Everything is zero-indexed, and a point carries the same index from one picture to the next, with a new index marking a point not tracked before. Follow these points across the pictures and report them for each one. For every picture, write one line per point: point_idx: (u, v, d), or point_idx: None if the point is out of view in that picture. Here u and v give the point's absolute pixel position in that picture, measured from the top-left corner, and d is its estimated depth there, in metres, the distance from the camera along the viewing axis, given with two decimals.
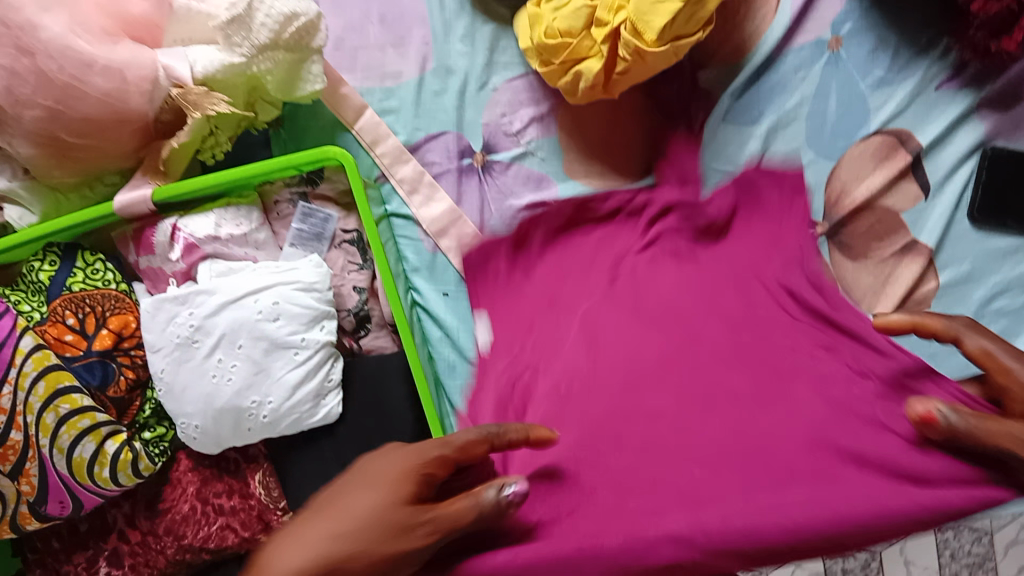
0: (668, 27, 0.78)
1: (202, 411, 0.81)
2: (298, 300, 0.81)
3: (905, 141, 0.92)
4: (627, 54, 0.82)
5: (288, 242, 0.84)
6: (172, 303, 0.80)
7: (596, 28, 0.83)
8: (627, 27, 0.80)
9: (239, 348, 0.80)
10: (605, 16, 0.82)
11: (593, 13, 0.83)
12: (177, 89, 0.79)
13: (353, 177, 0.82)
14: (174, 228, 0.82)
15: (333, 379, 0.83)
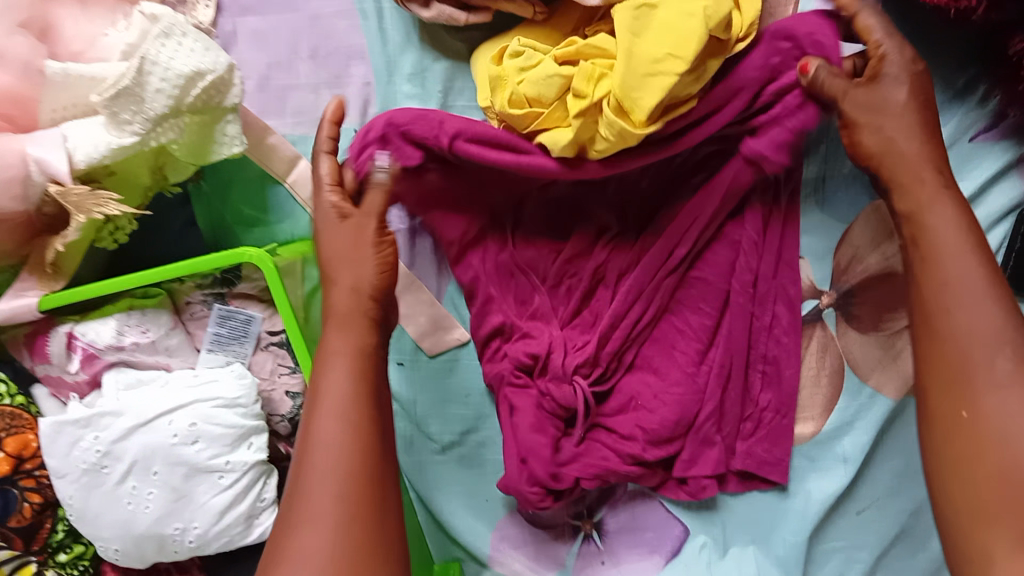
0: (660, 103, 0.65)
1: (120, 536, 0.72)
2: (219, 420, 0.71)
3: None
4: (610, 133, 0.68)
5: (204, 346, 0.73)
6: (74, 426, 0.70)
7: (572, 100, 0.68)
8: (609, 102, 0.67)
9: (154, 474, 0.71)
10: (584, 88, 0.68)
11: (568, 81, 0.68)
12: (55, 188, 0.65)
13: (273, 282, 0.69)
14: (70, 338, 0.70)
15: (267, 497, 0.74)
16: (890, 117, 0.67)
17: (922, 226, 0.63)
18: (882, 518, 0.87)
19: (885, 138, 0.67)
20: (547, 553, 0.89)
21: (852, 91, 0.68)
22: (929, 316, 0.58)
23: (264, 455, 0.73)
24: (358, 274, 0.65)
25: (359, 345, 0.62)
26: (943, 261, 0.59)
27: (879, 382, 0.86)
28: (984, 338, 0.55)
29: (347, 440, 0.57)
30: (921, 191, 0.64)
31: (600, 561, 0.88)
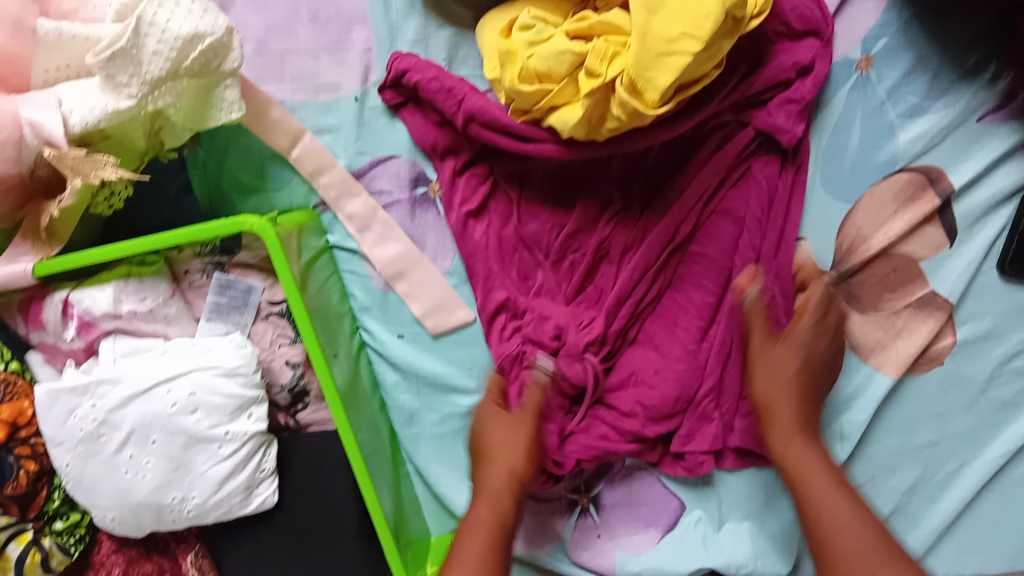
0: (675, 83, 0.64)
1: (117, 505, 0.72)
2: (219, 391, 0.70)
3: (935, 180, 0.79)
4: (620, 113, 0.67)
5: (204, 316, 0.71)
6: (70, 394, 0.69)
7: (584, 77, 0.66)
8: (621, 82, 0.65)
9: (153, 443, 0.70)
10: (597, 66, 0.66)
11: (581, 58, 0.66)
12: (50, 152, 0.63)
13: (275, 253, 0.68)
14: (66, 304, 0.69)
15: (267, 467, 0.74)
16: (788, 365, 0.73)
17: (792, 450, 0.70)
18: (880, 496, 0.88)
19: (788, 376, 0.73)
20: (545, 524, 0.92)
21: (760, 341, 0.75)
22: (813, 525, 0.65)
23: (264, 425, 0.72)
24: (507, 451, 0.74)
25: (505, 496, 0.71)
26: (809, 479, 0.68)
27: (879, 361, 0.84)
28: (837, 510, 0.65)
29: (488, 531, 0.68)
30: (781, 381, 0.73)
31: (597, 532, 0.92)
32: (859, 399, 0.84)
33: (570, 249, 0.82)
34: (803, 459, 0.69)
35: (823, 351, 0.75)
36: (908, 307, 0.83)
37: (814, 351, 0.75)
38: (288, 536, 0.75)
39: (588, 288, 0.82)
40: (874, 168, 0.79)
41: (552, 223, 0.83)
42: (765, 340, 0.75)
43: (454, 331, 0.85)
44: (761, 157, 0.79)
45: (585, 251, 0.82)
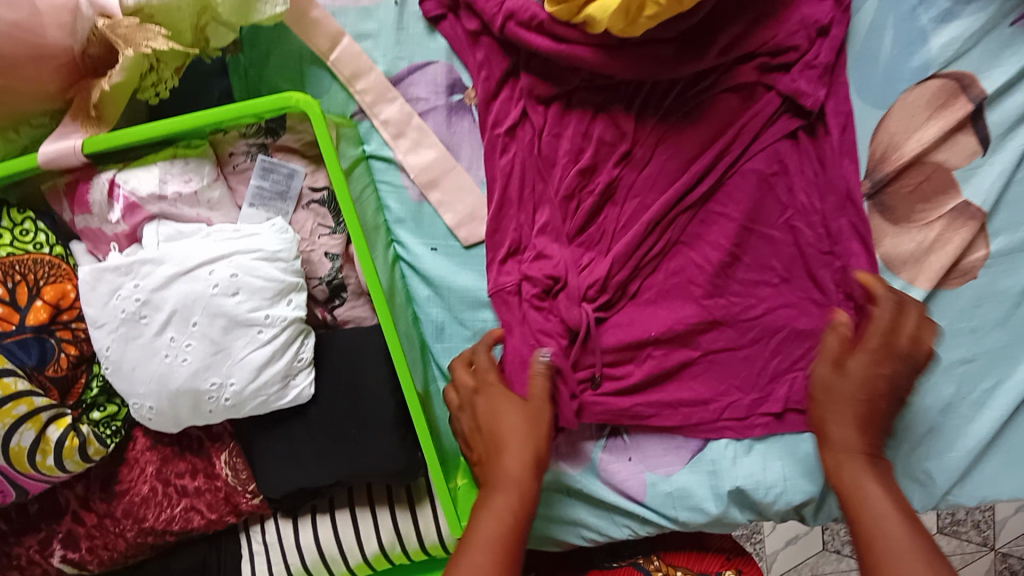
0: None
1: (155, 392, 0.71)
2: (259, 272, 0.70)
3: (967, 86, 0.81)
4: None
5: (246, 202, 0.74)
6: (113, 274, 0.70)
7: None
8: None
9: (194, 325, 0.70)
10: None
11: None
12: (103, 22, 0.66)
13: (320, 131, 0.69)
14: (112, 185, 0.70)
15: (304, 357, 0.74)
16: (849, 384, 0.71)
17: (853, 478, 0.68)
18: (914, 416, 0.86)
19: (869, 398, 0.70)
20: (573, 445, 0.91)
21: (832, 356, 0.73)
22: (859, 538, 0.64)
23: (302, 313, 0.73)
24: (520, 439, 0.71)
25: (523, 489, 0.68)
26: (872, 498, 0.66)
27: (911, 275, 0.83)
28: (887, 529, 0.63)
29: (501, 521, 0.65)
30: (843, 413, 0.70)
31: (626, 454, 0.90)
32: None
33: (581, 187, 0.83)
34: (859, 483, 0.68)
35: (914, 373, 0.71)
36: (941, 219, 0.83)
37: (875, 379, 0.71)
38: (323, 429, 0.76)
39: (589, 229, 0.83)
40: (907, 73, 0.82)
41: (568, 146, 0.82)
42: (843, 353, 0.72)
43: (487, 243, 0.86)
44: (806, 63, 0.80)
45: (591, 188, 0.83)
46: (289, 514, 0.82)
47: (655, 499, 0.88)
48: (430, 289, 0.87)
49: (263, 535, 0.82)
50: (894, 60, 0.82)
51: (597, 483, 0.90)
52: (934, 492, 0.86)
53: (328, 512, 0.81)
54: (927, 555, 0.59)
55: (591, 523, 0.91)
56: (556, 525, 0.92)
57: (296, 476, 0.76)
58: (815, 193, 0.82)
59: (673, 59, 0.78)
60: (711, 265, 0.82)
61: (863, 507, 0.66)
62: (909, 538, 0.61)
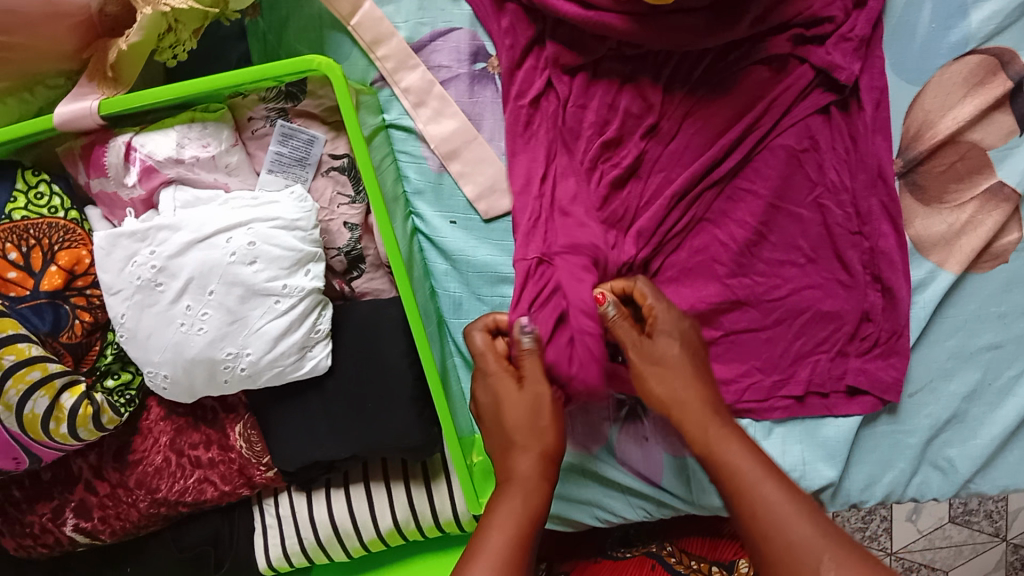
0: None
1: (170, 360, 0.70)
2: (277, 241, 0.69)
3: (1008, 62, 0.79)
4: None
5: (265, 168, 0.72)
6: (129, 240, 0.69)
7: None
8: None
9: (210, 295, 0.69)
10: None
11: None
12: None
13: (342, 96, 0.67)
14: (129, 148, 0.68)
15: (322, 329, 0.73)
16: (662, 374, 0.67)
17: (699, 423, 0.63)
18: (938, 401, 0.84)
19: (672, 385, 0.66)
20: (590, 427, 0.88)
21: (635, 343, 0.69)
22: (729, 479, 0.58)
23: (320, 284, 0.72)
24: (534, 435, 0.65)
25: (537, 490, 0.62)
26: (723, 445, 0.60)
27: (941, 257, 0.82)
28: (750, 469, 0.57)
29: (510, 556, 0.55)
30: (681, 372, 0.67)
31: (643, 436, 0.88)
32: (921, 295, 0.82)
33: (604, 161, 0.81)
34: (716, 435, 0.61)
35: (690, 343, 0.69)
36: (974, 199, 0.81)
37: (684, 340, 0.69)
38: (339, 402, 0.75)
39: (613, 204, 0.80)
40: (944, 48, 0.80)
41: (592, 118, 0.80)
42: (636, 341, 0.69)
43: (507, 217, 0.84)
44: (837, 37, 0.78)
45: (614, 161, 0.81)
46: (302, 488, 0.81)
47: (671, 482, 0.88)
48: (448, 262, 0.85)
49: (276, 508, 0.81)
50: (930, 36, 0.80)
51: (613, 463, 0.89)
52: (955, 479, 0.85)
53: (343, 487, 0.80)
54: (798, 494, 0.55)
55: (605, 504, 0.90)
56: (570, 505, 0.91)
57: (311, 450, 0.75)
58: (846, 171, 0.80)
59: (704, 30, 0.76)
60: (736, 243, 0.81)
61: (729, 476, 0.58)
62: (768, 476, 0.56)
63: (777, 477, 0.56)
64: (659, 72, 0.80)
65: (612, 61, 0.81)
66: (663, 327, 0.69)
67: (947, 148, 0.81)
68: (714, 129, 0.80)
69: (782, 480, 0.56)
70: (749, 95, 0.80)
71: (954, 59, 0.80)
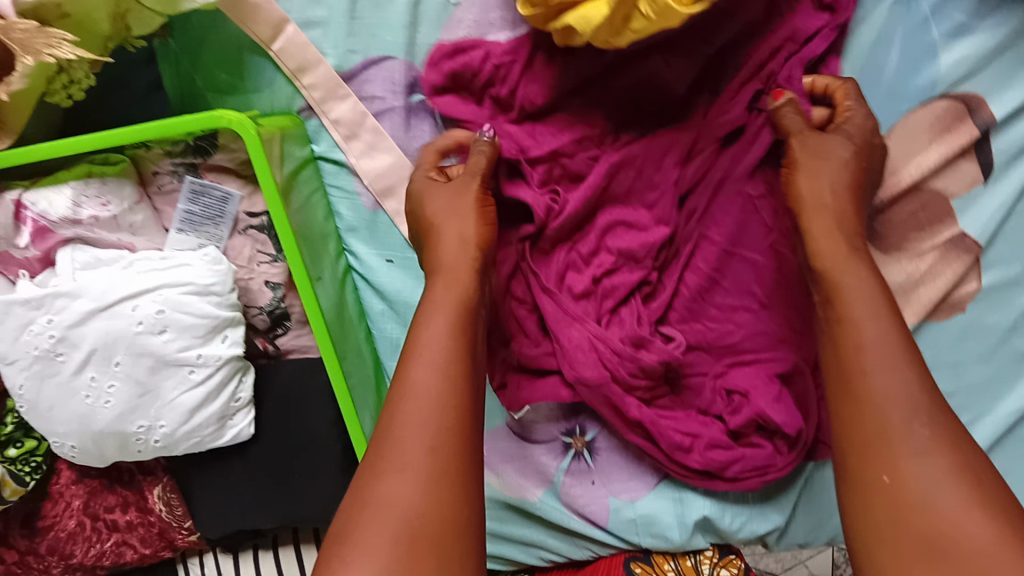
0: None
1: (77, 432, 0.65)
2: (189, 308, 0.63)
3: (974, 109, 0.74)
4: (649, 12, 0.59)
5: (174, 227, 0.66)
6: (23, 308, 0.62)
7: None
8: None
9: (117, 366, 0.63)
10: None
11: None
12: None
13: (256, 152, 0.61)
14: (19, 207, 0.62)
15: (242, 396, 0.68)
16: (826, 172, 0.64)
17: (835, 263, 0.60)
18: None
19: (818, 196, 0.64)
20: (536, 466, 0.85)
21: (804, 133, 0.67)
22: (849, 368, 0.55)
23: (240, 350, 0.66)
24: (460, 231, 0.65)
25: (454, 311, 0.59)
26: (870, 385, 0.53)
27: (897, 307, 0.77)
28: (909, 431, 0.50)
29: (434, 446, 0.51)
30: (830, 236, 0.62)
31: (590, 480, 0.85)
32: None
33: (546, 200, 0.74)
34: (840, 320, 0.57)
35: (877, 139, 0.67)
36: (934, 248, 0.76)
37: (845, 190, 0.64)
38: (262, 469, 0.70)
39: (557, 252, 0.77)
40: (911, 93, 0.74)
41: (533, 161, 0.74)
42: (811, 132, 0.67)
43: None
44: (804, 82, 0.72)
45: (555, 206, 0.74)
46: (229, 550, 0.77)
47: (619, 526, 0.84)
48: (384, 305, 0.80)
49: (203, 568, 0.78)
50: (898, 77, 0.74)
51: (560, 509, 0.85)
52: None
53: (272, 549, 0.77)
54: (919, 376, 0.53)
55: (546, 544, 0.87)
56: (510, 545, 0.88)
57: (233, 517, 0.71)
58: None
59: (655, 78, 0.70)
60: (688, 290, 0.78)
61: (854, 365, 0.55)
62: (889, 374, 0.53)
63: (928, 415, 0.51)
64: (611, 114, 0.74)
65: (557, 104, 0.74)
66: (855, 119, 0.67)
67: (912, 194, 0.76)
68: (667, 179, 0.74)
69: (957, 470, 0.49)
70: (707, 144, 0.74)
71: (923, 102, 0.74)
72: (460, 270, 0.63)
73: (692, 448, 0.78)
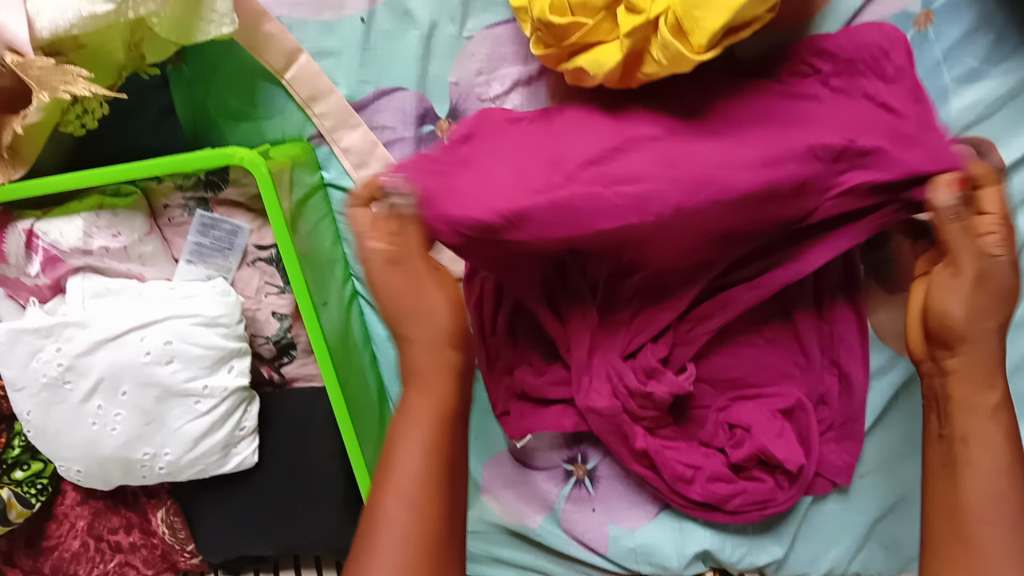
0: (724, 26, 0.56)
1: (83, 458, 0.65)
2: (197, 340, 0.63)
3: (985, 153, 0.72)
4: (661, 57, 0.59)
5: (183, 259, 0.67)
6: (32, 336, 0.63)
7: (622, 13, 0.59)
8: (667, 19, 0.57)
9: (123, 395, 0.63)
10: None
11: None
12: (13, 60, 0.56)
13: (266, 189, 0.61)
14: (30, 236, 0.63)
15: (247, 425, 0.68)
16: (966, 297, 0.51)
17: (969, 405, 0.51)
18: (885, 483, 0.82)
19: (977, 317, 0.51)
20: (537, 493, 0.86)
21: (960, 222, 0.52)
22: (958, 514, 0.49)
23: (245, 380, 0.67)
24: (427, 312, 0.54)
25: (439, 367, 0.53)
26: (981, 533, 0.48)
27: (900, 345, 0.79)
28: (1004, 570, 0.46)
29: (417, 538, 0.48)
30: (983, 349, 0.52)
31: (591, 507, 0.85)
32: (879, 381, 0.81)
33: None
34: (959, 472, 0.50)
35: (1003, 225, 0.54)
36: None
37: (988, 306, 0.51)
38: (265, 497, 0.71)
39: None
40: None
41: None
42: (964, 230, 0.51)
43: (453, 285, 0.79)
44: None
45: None
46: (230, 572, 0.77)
47: (618, 554, 0.84)
48: (391, 330, 0.81)
49: None
50: None
51: (561, 535, 0.85)
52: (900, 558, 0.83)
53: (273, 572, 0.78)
54: None
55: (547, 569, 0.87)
56: (510, 570, 0.88)
57: (235, 543, 0.72)
58: None
59: None
60: None
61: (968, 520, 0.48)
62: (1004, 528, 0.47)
63: (1016, 556, 0.47)
64: None
65: None
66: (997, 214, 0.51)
67: None
68: None
69: None
70: None
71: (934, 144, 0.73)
72: (436, 351, 0.54)
73: (693, 480, 0.78)
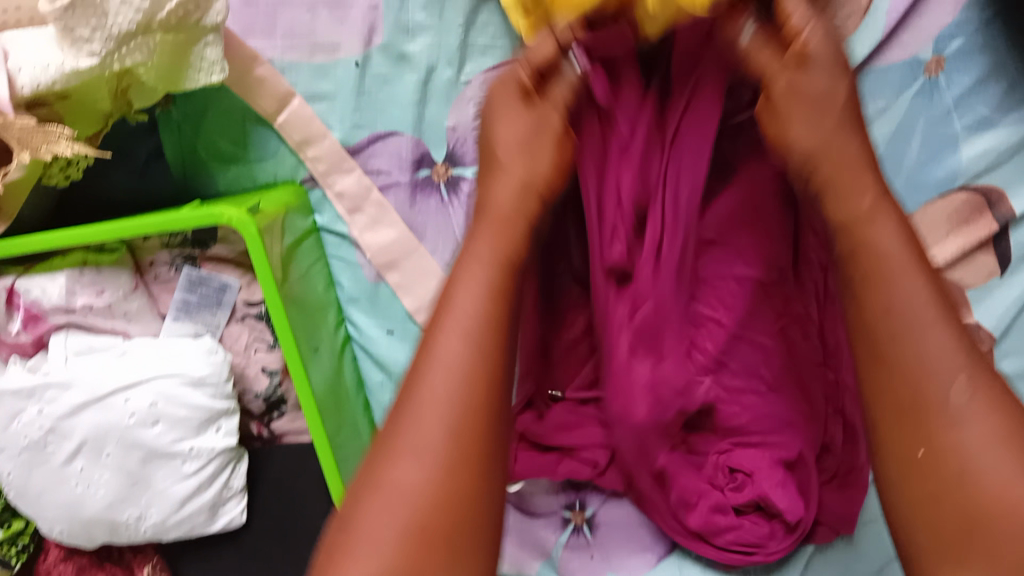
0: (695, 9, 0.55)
1: (65, 520, 0.63)
2: (183, 401, 0.61)
3: (994, 203, 0.70)
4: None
5: (170, 314, 0.64)
6: (12, 398, 0.60)
7: None
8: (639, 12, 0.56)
9: (107, 457, 0.61)
10: None
11: None
12: None
13: (256, 251, 0.59)
14: (11, 293, 0.61)
15: (235, 485, 0.66)
16: (803, 119, 0.52)
17: (894, 330, 0.45)
18: None
19: (822, 135, 0.51)
20: (534, 539, 0.78)
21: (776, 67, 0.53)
22: (916, 461, 0.43)
23: (233, 441, 0.64)
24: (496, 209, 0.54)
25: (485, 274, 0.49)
26: (960, 454, 0.42)
27: None
28: (980, 432, 0.42)
29: (441, 472, 0.43)
30: (885, 216, 0.48)
31: (589, 556, 0.77)
32: None
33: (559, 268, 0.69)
34: (924, 380, 0.44)
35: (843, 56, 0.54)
36: None
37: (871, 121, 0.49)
38: (256, 555, 0.69)
39: None
40: (930, 184, 0.71)
41: None
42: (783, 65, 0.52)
43: None
44: None
45: None
46: None
47: None
48: (386, 377, 0.78)
49: None
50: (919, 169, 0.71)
51: None
52: None
53: None
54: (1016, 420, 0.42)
55: None
56: None
57: None
58: None
59: None
60: None
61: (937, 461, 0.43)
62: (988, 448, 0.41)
63: (944, 321, 0.45)
64: None
65: None
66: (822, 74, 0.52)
67: None
68: None
69: None
70: None
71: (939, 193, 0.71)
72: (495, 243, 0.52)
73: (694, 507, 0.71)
